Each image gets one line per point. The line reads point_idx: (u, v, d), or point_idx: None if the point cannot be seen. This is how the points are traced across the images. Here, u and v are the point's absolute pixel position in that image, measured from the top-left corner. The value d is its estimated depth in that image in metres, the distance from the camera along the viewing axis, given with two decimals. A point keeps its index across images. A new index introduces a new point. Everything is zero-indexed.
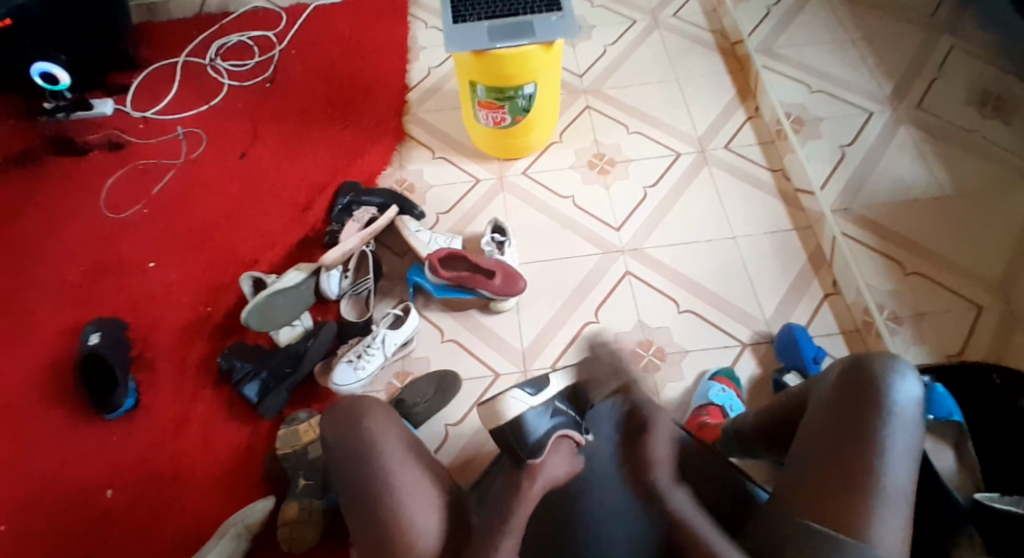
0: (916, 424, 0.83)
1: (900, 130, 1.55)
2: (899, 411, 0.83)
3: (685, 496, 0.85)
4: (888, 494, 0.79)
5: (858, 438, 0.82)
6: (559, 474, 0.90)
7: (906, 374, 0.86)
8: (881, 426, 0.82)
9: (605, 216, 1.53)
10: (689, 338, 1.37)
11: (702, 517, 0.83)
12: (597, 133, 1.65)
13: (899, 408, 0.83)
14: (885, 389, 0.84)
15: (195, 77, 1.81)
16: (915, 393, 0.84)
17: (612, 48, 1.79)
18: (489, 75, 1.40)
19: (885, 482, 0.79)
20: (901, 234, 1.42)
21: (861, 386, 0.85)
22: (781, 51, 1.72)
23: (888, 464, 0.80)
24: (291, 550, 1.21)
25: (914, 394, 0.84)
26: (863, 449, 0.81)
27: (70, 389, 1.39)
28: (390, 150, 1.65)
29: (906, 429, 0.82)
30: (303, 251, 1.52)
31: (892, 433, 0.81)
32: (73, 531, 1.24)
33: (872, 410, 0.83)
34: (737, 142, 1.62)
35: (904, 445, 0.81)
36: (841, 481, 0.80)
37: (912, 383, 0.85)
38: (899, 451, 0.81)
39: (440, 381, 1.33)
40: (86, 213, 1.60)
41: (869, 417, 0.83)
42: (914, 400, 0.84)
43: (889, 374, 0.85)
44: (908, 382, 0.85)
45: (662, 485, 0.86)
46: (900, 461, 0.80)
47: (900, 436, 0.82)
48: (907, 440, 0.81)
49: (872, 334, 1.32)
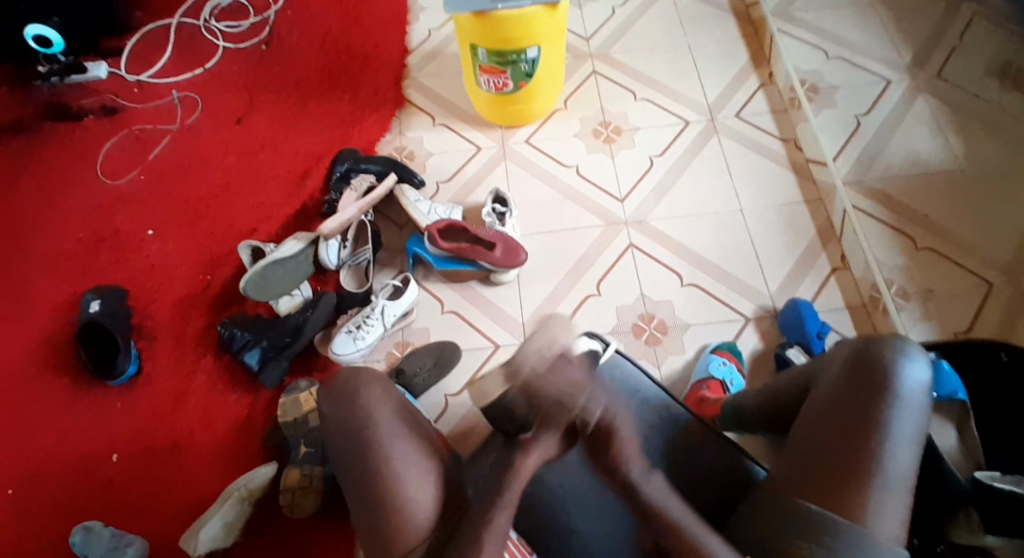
0: (921, 409, 0.81)
1: (918, 100, 1.49)
2: (907, 397, 0.81)
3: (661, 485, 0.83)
4: (890, 480, 0.77)
5: (863, 424, 0.80)
6: (553, 452, 0.89)
7: (916, 358, 0.83)
8: (888, 411, 0.80)
9: (609, 187, 1.49)
10: (691, 313, 1.34)
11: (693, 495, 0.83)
12: (602, 100, 1.60)
13: (906, 393, 0.81)
14: (893, 373, 0.82)
15: (191, 40, 1.77)
16: (923, 379, 0.83)
17: (620, 10, 1.73)
18: (491, 38, 1.36)
19: (888, 470, 0.78)
20: (913, 208, 1.39)
21: (868, 370, 0.83)
22: (795, 14, 1.65)
23: (892, 451, 0.78)
24: (293, 515, 1.23)
25: (922, 380, 0.83)
26: (868, 433, 0.79)
27: (72, 358, 1.40)
28: (390, 117, 1.62)
29: (912, 415, 0.81)
30: (302, 221, 1.50)
31: (898, 417, 0.80)
32: (80, 498, 1.26)
33: (878, 395, 0.81)
34: (748, 111, 1.57)
35: (909, 431, 0.80)
36: (844, 465, 0.79)
37: (920, 368, 0.83)
38: (904, 437, 0.79)
39: (440, 352, 1.32)
40: (84, 180, 1.58)
41: (876, 401, 0.81)
42: (922, 385, 0.82)
43: (898, 358, 0.83)
44: (917, 367, 0.83)
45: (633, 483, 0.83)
46: (905, 448, 0.79)
47: (906, 421, 0.80)
48: (912, 425, 0.80)
49: (879, 311, 1.30)
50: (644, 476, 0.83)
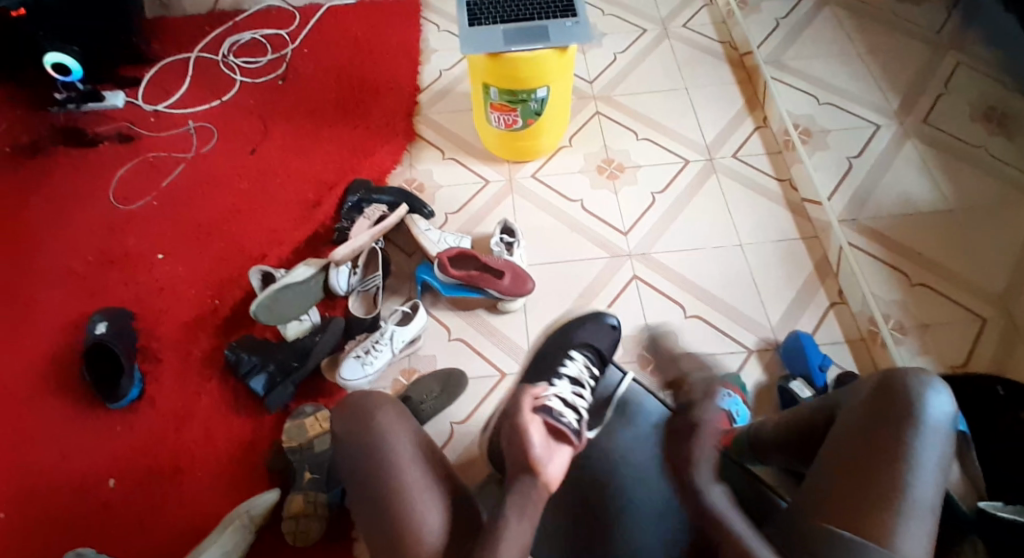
0: (946, 438, 0.84)
1: (906, 144, 1.57)
2: (932, 424, 0.84)
3: (723, 494, 0.85)
4: (915, 507, 0.79)
5: (890, 450, 0.82)
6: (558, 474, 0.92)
7: (939, 389, 0.87)
8: (913, 438, 0.83)
9: (613, 220, 1.54)
10: (695, 343, 1.37)
11: (737, 513, 0.83)
12: (605, 139, 1.66)
13: (931, 420, 0.84)
14: (917, 401, 0.85)
15: (207, 73, 1.82)
16: (946, 408, 0.85)
17: (623, 56, 1.81)
18: (503, 78, 1.41)
19: (912, 494, 0.80)
20: (906, 245, 1.44)
21: (894, 399, 0.86)
22: (789, 62, 1.74)
23: (917, 476, 0.81)
24: (296, 544, 1.21)
25: (946, 409, 0.85)
26: (896, 462, 0.82)
27: (75, 379, 1.39)
28: (400, 150, 1.66)
29: (938, 443, 0.83)
30: (312, 248, 1.53)
31: (924, 445, 0.82)
32: (78, 519, 1.24)
33: (905, 424, 0.84)
34: (745, 151, 1.63)
35: (935, 459, 0.82)
36: (872, 489, 0.81)
37: (944, 399, 0.86)
38: (929, 465, 0.82)
39: (446, 379, 1.34)
40: (94, 204, 1.60)
41: (902, 431, 0.83)
42: (946, 415, 0.85)
43: (922, 388, 0.86)
44: (940, 397, 0.86)
45: (699, 482, 0.85)
46: (929, 476, 0.81)
47: (931, 449, 0.82)
48: (938, 452, 0.82)
49: (878, 344, 1.34)
50: (708, 483, 0.85)
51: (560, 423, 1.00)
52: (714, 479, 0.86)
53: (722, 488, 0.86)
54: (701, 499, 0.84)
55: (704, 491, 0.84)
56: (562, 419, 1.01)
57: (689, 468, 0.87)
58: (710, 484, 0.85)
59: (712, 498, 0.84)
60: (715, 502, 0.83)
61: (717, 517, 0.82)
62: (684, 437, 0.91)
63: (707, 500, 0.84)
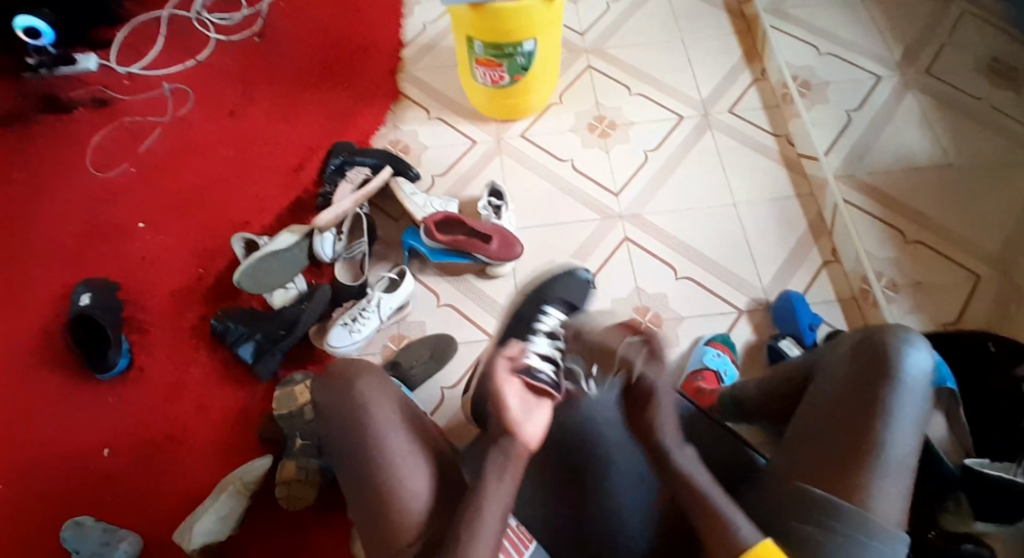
0: (924, 395, 0.82)
1: (907, 96, 1.52)
2: (909, 380, 0.82)
3: (694, 455, 0.83)
4: (889, 461, 0.77)
5: (866, 408, 0.81)
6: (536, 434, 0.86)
7: (918, 345, 0.85)
8: (889, 395, 0.81)
9: (604, 180, 1.50)
10: (687, 305, 1.35)
11: (707, 476, 0.81)
12: (597, 95, 1.61)
13: (909, 376, 0.82)
14: (894, 357, 0.83)
15: (182, 32, 1.75)
16: (924, 365, 0.83)
17: (615, 6, 1.74)
18: (488, 31, 1.35)
19: (887, 450, 0.78)
20: (903, 203, 1.40)
21: (872, 357, 0.84)
22: (788, 11, 1.67)
23: (892, 432, 0.79)
24: (290, 507, 1.21)
25: (924, 365, 0.83)
26: (870, 418, 0.80)
27: (61, 352, 1.38)
28: (385, 110, 1.61)
29: (915, 399, 0.81)
30: (297, 213, 1.50)
31: (899, 401, 0.81)
32: (72, 491, 1.25)
33: (882, 381, 0.82)
34: (741, 106, 1.58)
35: (911, 414, 0.80)
36: (847, 447, 0.79)
37: (922, 356, 0.84)
38: (905, 422, 0.80)
39: (436, 345, 1.33)
40: (73, 172, 1.57)
41: (879, 387, 0.82)
42: (924, 371, 0.83)
43: (901, 344, 0.84)
44: (919, 353, 0.84)
45: (668, 443, 0.83)
46: (905, 432, 0.79)
47: (908, 404, 0.81)
48: (914, 408, 0.81)
49: (869, 303, 1.31)
50: (676, 446, 0.83)
51: (540, 381, 0.91)
52: (683, 441, 0.84)
53: (693, 449, 0.84)
54: (672, 465, 0.82)
55: (675, 454, 0.82)
56: (540, 376, 0.91)
57: (657, 431, 0.84)
58: (680, 448, 0.83)
59: (679, 460, 0.82)
60: (681, 466, 0.81)
61: (687, 478, 0.80)
62: (640, 406, 0.86)
63: (678, 464, 0.81)
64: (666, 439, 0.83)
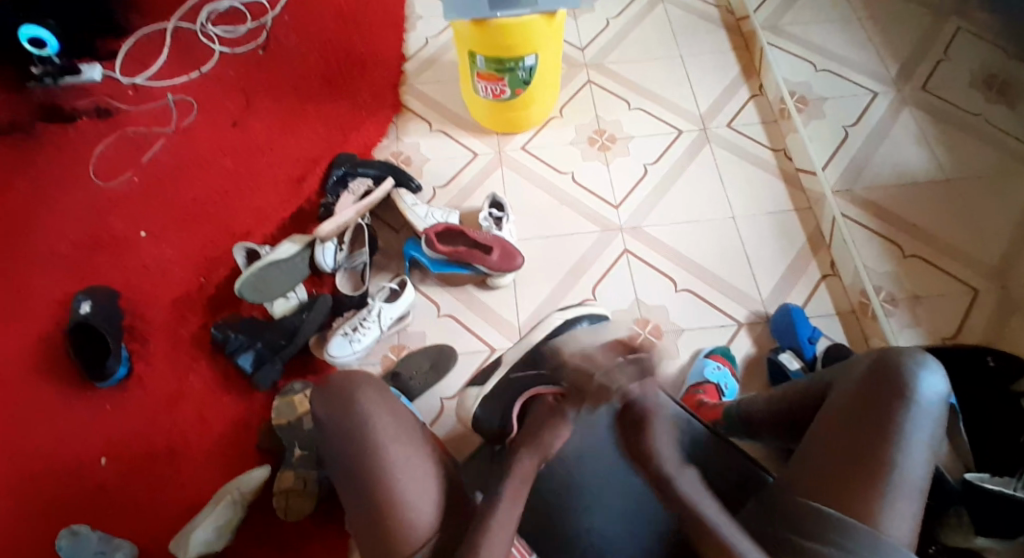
0: (938, 418, 0.82)
1: (903, 113, 1.54)
2: (924, 404, 0.82)
3: (694, 477, 0.85)
4: (903, 484, 0.78)
5: (880, 429, 0.81)
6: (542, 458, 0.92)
7: (932, 368, 0.84)
8: (905, 417, 0.81)
9: (603, 193, 1.51)
10: (686, 317, 1.36)
11: (708, 497, 0.82)
12: (597, 109, 1.63)
13: (924, 400, 0.82)
14: (910, 379, 0.83)
15: (185, 43, 1.77)
16: (940, 387, 0.83)
17: (615, 21, 1.76)
18: (489, 45, 1.37)
19: (899, 473, 0.79)
20: (901, 217, 1.42)
21: (888, 378, 0.84)
22: (786, 28, 1.69)
23: (906, 455, 0.79)
24: (287, 518, 1.21)
25: (939, 387, 0.83)
26: (884, 441, 0.80)
27: (61, 360, 1.38)
28: (386, 123, 1.63)
29: (929, 421, 0.82)
30: (298, 224, 1.50)
31: (914, 424, 0.81)
32: (70, 501, 1.25)
33: (896, 403, 0.82)
34: (740, 121, 1.60)
35: (925, 438, 0.81)
36: (860, 469, 0.80)
37: (937, 378, 0.84)
38: (918, 444, 0.80)
39: (436, 357, 1.33)
40: (76, 182, 1.57)
41: (893, 409, 0.82)
42: (939, 393, 0.83)
43: (915, 365, 0.84)
44: (934, 376, 0.84)
45: (668, 470, 0.85)
46: (918, 455, 0.80)
47: (922, 428, 0.81)
48: (928, 431, 0.81)
49: (868, 316, 1.32)
50: (677, 470, 0.85)
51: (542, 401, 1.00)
52: (682, 463, 0.86)
53: (693, 472, 0.85)
54: (674, 486, 0.84)
55: (677, 477, 0.84)
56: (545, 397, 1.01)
57: (654, 456, 0.86)
58: (680, 471, 0.85)
59: (684, 482, 0.84)
60: (687, 489, 0.83)
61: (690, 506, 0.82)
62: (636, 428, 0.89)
63: (681, 489, 0.83)
64: (665, 464, 0.85)
